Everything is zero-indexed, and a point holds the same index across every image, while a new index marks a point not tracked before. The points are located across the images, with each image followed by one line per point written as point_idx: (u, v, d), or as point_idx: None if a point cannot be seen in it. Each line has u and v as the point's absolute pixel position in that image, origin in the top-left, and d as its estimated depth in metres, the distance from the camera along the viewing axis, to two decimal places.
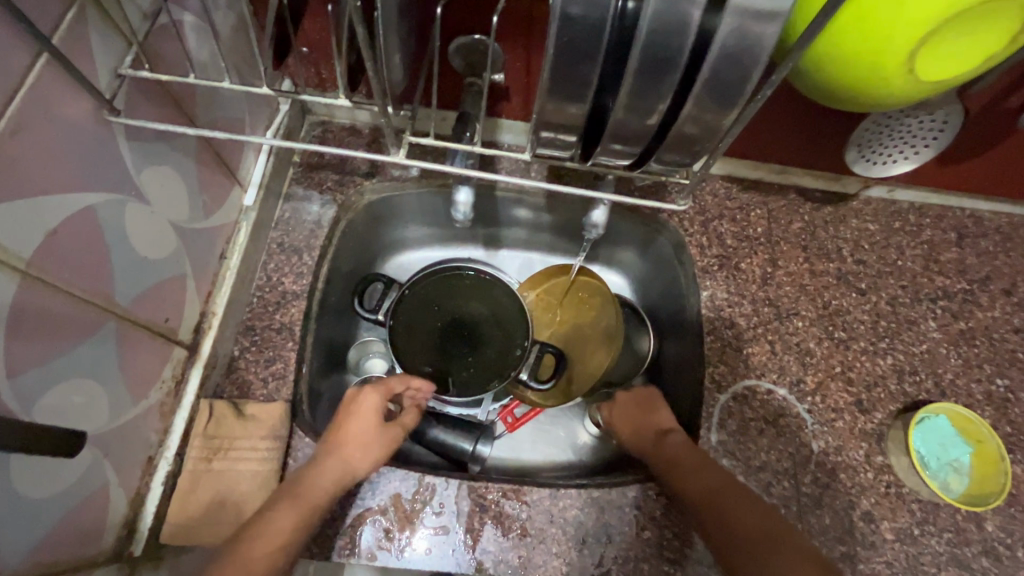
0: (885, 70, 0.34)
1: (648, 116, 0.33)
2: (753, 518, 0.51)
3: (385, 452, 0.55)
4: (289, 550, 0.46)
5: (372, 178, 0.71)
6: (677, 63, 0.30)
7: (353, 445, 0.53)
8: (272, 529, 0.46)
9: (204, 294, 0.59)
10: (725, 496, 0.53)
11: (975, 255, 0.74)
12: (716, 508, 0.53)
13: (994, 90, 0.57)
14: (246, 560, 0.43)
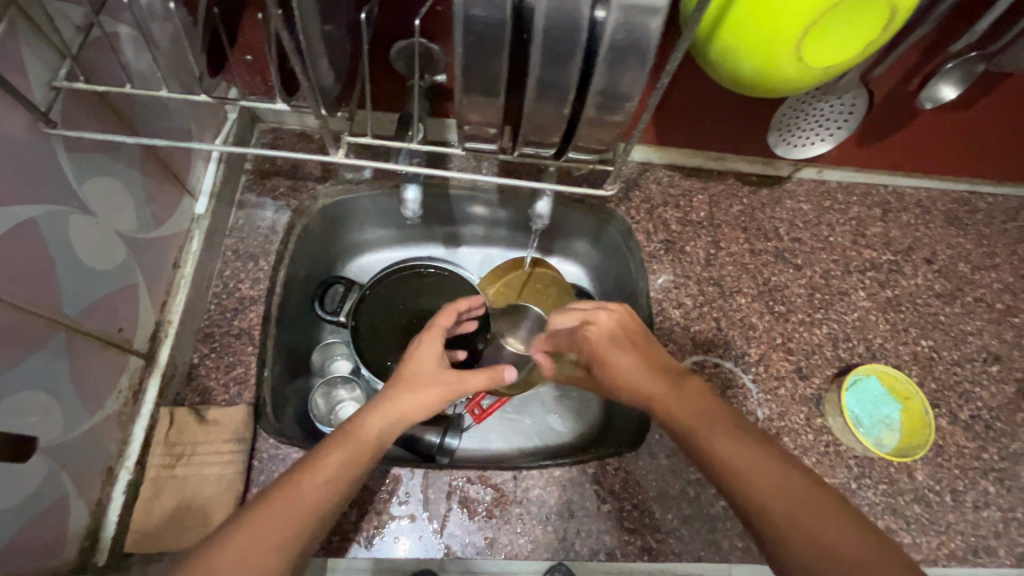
0: (777, 57, 0.38)
1: (562, 108, 0.36)
2: (740, 448, 0.47)
3: (442, 398, 0.54)
4: (336, 492, 0.45)
5: (325, 182, 0.72)
6: (576, 56, 0.32)
7: (404, 387, 0.53)
8: (322, 467, 0.45)
9: (159, 304, 0.59)
10: (712, 427, 0.49)
11: (898, 228, 0.80)
12: (701, 440, 0.49)
13: (897, 73, 0.59)
14: (293, 498, 0.43)
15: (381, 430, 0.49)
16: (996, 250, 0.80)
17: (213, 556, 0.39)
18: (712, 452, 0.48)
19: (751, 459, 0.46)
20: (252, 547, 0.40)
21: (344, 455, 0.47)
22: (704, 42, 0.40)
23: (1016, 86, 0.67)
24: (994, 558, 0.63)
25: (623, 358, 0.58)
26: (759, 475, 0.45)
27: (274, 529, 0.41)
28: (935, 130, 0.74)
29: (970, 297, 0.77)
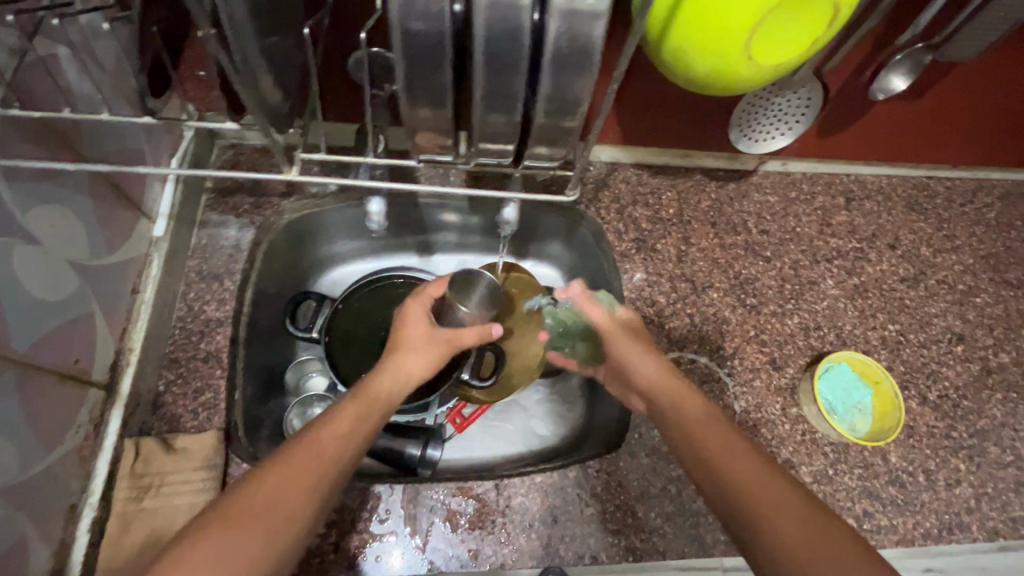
0: (728, 56, 0.38)
1: (513, 114, 0.35)
2: (746, 466, 0.48)
3: (440, 355, 0.59)
4: (358, 439, 0.47)
5: (289, 198, 0.71)
6: (521, 63, 0.32)
7: (405, 351, 0.57)
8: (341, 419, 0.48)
9: (118, 331, 0.57)
10: (722, 444, 0.50)
11: (862, 215, 0.82)
12: (710, 451, 0.50)
13: (849, 67, 0.60)
14: (317, 443, 0.45)
15: (391, 389, 0.54)
16: (955, 232, 0.82)
17: (249, 496, 0.41)
18: (717, 464, 0.49)
19: (756, 478, 0.47)
20: (286, 487, 0.42)
21: (361, 411, 0.50)
22: (657, 42, 0.41)
23: (963, 74, 0.69)
24: (968, 534, 0.65)
25: (643, 362, 0.60)
26: (761, 495, 0.45)
27: (304, 471, 0.43)
28: (890, 119, 0.76)
29: (933, 280, 0.79)
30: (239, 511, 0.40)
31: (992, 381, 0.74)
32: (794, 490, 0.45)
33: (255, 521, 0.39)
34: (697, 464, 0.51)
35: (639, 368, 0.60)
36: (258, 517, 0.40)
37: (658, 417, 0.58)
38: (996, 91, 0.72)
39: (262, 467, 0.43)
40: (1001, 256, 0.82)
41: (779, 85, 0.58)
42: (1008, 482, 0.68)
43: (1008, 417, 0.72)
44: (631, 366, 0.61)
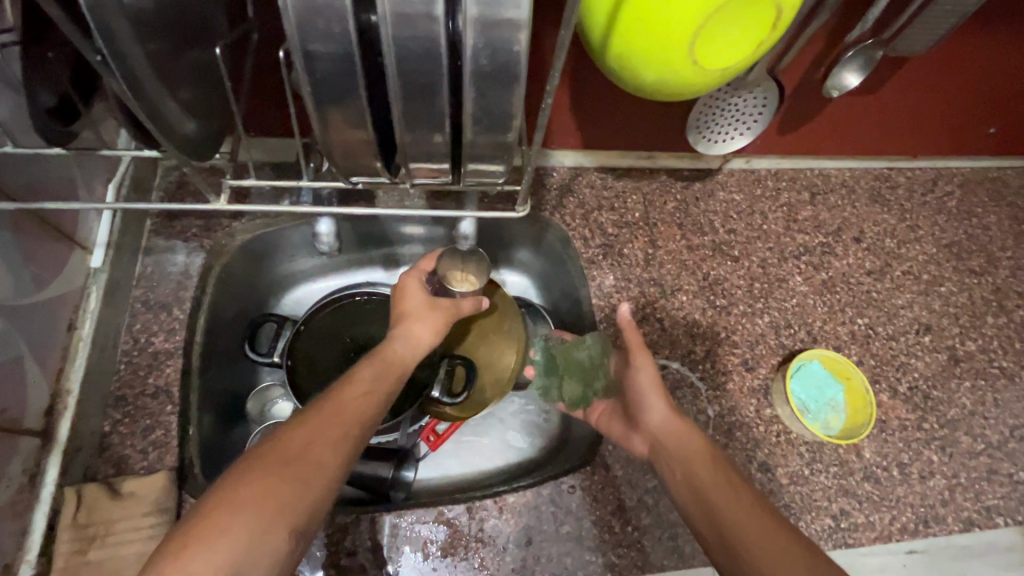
0: (672, 60, 0.37)
1: (439, 133, 0.33)
2: (751, 518, 0.50)
3: (442, 323, 0.60)
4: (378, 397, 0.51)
5: (240, 218, 0.67)
6: (441, 78, 0.30)
7: (411, 318, 0.59)
8: (360, 380, 0.51)
9: (54, 372, 0.54)
10: (727, 496, 0.52)
11: (827, 209, 0.82)
12: (713, 499, 0.52)
13: (804, 65, 0.60)
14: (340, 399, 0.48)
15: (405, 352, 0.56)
16: (918, 222, 0.83)
17: (283, 445, 0.43)
18: (724, 515, 0.51)
19: (761, 530, 0.49)
20: (318, 434, 0.44)
21: (378, 372, 0.53)
22: (600, 46, 0.39)
23: (917, 66, 0.69)
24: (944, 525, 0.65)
25: (657, 401, 0.59)
26: (766, 548, 0.47)
27: (333, 422, 0.46)
28: (849, 114, 0.76)
29: (898, 272, 0.79)
30: (273, 457, 0.42)
31: (960, 369, 0.74)
32: (798, 543, 0.48)
33: (292, 464, 0.42)
34: (699, 513, 0.53)
35: (651, 406, 0.59)
36: (295, 460, 0.42)
37: (655, 458, 0.58)
38: (950, 82, 0.72)
39: (292, 422, 0.45)
40: (963, 244, 0.83)
41: (734, 85, 0.57)
42: (980, 470, 0.68)
43: (977, 405, 0.72)
44: (642, 404, 0.60)
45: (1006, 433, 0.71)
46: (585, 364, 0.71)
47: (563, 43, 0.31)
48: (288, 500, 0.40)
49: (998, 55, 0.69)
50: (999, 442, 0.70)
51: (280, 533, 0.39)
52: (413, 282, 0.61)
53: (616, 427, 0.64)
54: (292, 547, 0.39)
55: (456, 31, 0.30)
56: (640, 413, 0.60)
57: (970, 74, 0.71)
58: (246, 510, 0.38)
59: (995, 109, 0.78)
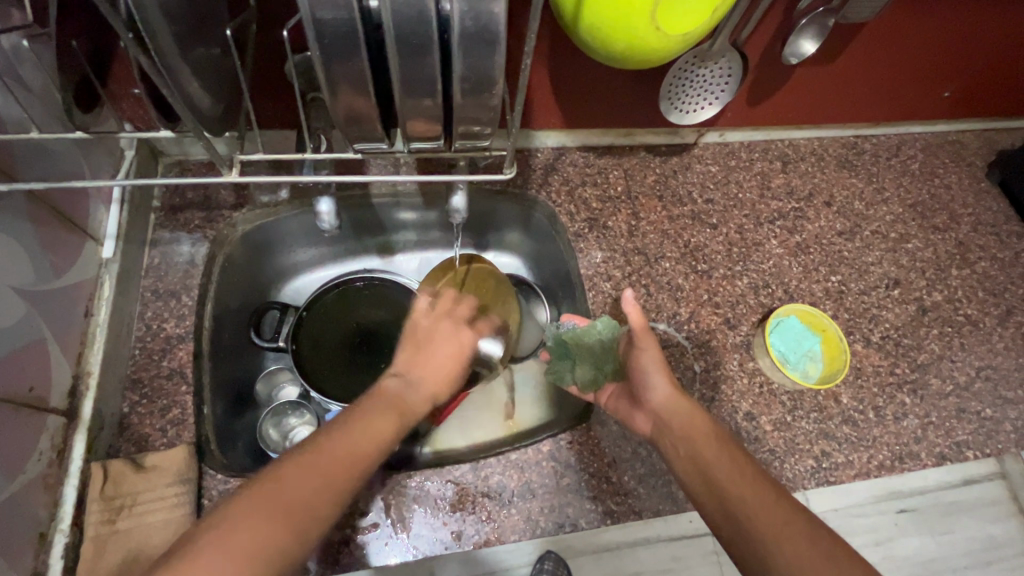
0: (636, 29, 0.41)
1: (428, 98, 0.37)
2: (755, 494, 0.50)
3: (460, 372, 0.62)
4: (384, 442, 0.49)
5: (241, 209, 0.70)
6: (432, 43, 0.33)
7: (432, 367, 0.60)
8: (372, 422, 0.50)
9: (74, 356, 0.57)
10: (733, 472, 0.52)
11: (798, 176, 0.86)
12: (717, 476, 0.52)
13: (764, 38, 0.64)
14: (352, 436, 0.47)
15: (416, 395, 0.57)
16: (884, 185, 0.88)
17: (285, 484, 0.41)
18: (729, 490, 0.51)
19: (766, 505, 0.49)
20: (325, 478, 0.43)
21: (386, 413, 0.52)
22: (573, 19, 0.43)
23: (872, 34, 0.73)
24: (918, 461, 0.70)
25: (659, 379, 0.60)
26: (770, 522, 0.47)
27: (335, 463, 0.44)
28: (813, 84, 0.80)
29: (867, 232, 0.84)
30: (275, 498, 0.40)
31: (928, 318, 0.79)
32: (803, 521, 0.47)
33: (294, 511, 0.40)
34: (703, 489, 0.53)
35: (653, 385, 0.60)
36: (295, 506, 0.40)
37: (659, 436, 0.59)
38: (905, 48, 0.77)
39: (298, 453, 0.44)
40: (926, 203, 0.88)
41: (701, 57, 0.61)
42: (950, 409, 0.73)
43: (945, 349, 0.77)
44: (646, 381, 0.61)
45: (973, 373, 0.76)
46: (596, 348, 0.66)
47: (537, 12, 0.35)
48: (282, 542, 0.38)
49: (948, 19, 0.73)
50: (967, 382, 0.75)
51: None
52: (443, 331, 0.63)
53: (623, 406, 0.64)
54: None
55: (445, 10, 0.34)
56: (646, 391, 0.61)
57: (923, 39, 0.76)
58: (227, 546, 0.36)
59: (950, 73, 0.83)
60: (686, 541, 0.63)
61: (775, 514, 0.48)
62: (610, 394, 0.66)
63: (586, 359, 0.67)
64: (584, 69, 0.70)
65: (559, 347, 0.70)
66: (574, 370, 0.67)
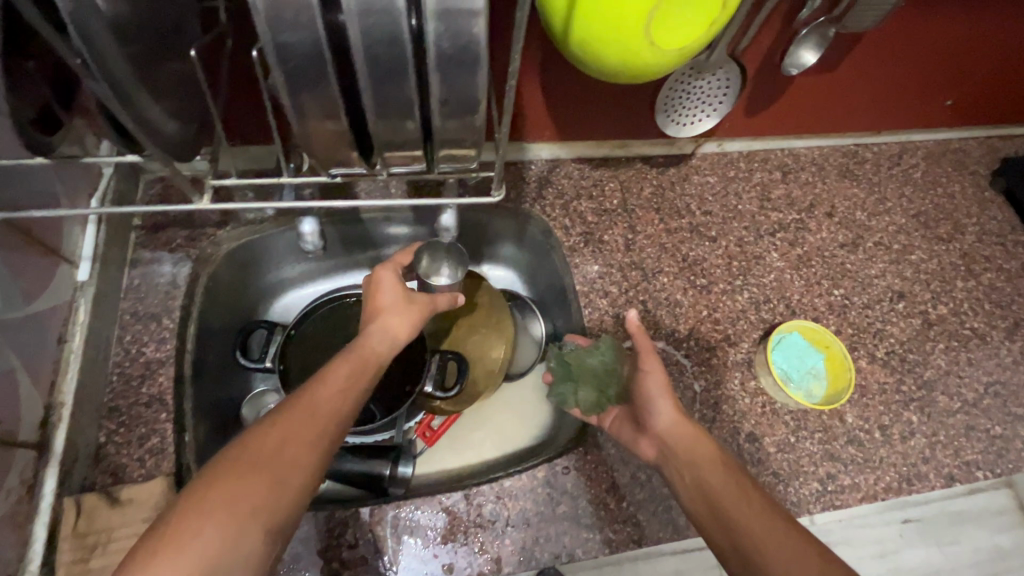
0: (629, 44, 0.39)
1: (408, 120, 0.35)
2: (763, 524, 0.48)
3: (421, 316, 0.58)
4: (351, 395, 0.48)
5: (226, 227, 0.68)
6: (407, 64, 0.31)
7: (389, 311, 0.56)
8: (336, 378, 0.49)
9: (46, 386, 0.55)
10: (738, 501, 0.50)
11: (799, 187, 0.84)
12: (723, 505, 0.51)
13: (763, 49, 0.62)
14: (316, 397, 0.46)
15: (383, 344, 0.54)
16: (886, 195, 0.86)
17: (250, 454, 0.41)
18: (735, 520, 0.49)
19: (773, 535, 0.47)
20: (289, 440, 0.43)
21: (353, 368, 0.50)
22: (563, 33, 0.41)
23: (873, 42, 0.71)
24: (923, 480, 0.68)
25: (662, 404, 0.58)
26: (778, 553, 0.46)
27: (300, 428, 0.44)
28: (814, 93, 0.78)
29: (870, 243, 0.82)
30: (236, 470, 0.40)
31: (934, 332, 0.77)
32: (809, 548, 0.46)
33: (262, 470, 0.41)
34: (708, 517, 0.51)
35: (655, 408, 0.58)
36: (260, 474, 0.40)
37: (662, 461, 0.57)
38: (907, 56, 0.75)
39: (261, 422, 0.44)
40: (930, 213, 0.86)
41: (697, 68, 0.59)
42: (958, 427, 0.71)
43: (952, 365, 0.75)
44: (648, 407, 0.59)
45: (981, 390, 0.74)
46: (598, 370, 0.66)
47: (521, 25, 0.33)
48: (259, 508, 0.39)
49: (950, 26, 0.71)
50: (975, 399, 0.73)
51: (255, 534, 0.38)
52: (388, 274, 0.58)
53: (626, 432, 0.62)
54: (269, 548, 0.39)
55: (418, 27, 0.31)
56: (648, 415, 0.58)
57: (925, 47, 0.74)
58: (204, 515, 0.38)
59: (952, 81, 0.81)
60: (686, 553, 0.62)
61: (785, 547, 0.46)
62: (613, 417, 0.64)
63: (589, 382, 0.66)
64: (577, 80, 0.68)
65: (562, 367, 0.70)
66: (577, 391, 0.66)
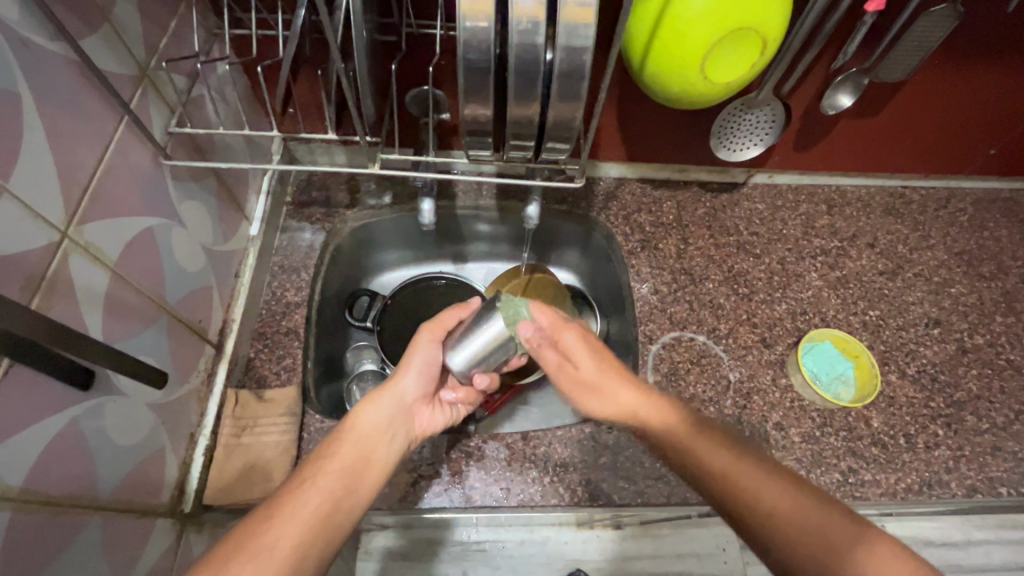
0: (687, 78, 0.53)
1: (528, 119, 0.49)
2: (761, 486, 0.47)
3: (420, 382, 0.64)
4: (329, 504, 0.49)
5: (353, 208, 0.86)
6: (538, 79, 0.44)
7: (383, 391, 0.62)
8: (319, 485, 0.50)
9: (225, 305, 0.72)
10: (742, 469, 0.49)
11: (843, 219, 0.93)
12: (725, 478, 0.49)
13: (809, 92, 0.74)
14: (293, 509, 0.47)
15: (366, 429, 0.58)
16: (930, 233, 0.93)
17: None
18: (744, 491, 0.47)
19: (777, 498, 0.46)
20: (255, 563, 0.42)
21: (309, 472, 0.51)
22: (639, 69, 0.56)
23: (915, 93, 0.81)
24: (984, 536, 0.74)
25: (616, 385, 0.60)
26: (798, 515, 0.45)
27: (270, 549, 0.44)
28: (859, 134, 0.88)
29: (910, 273, 0.89)
30: None
31: (967, 358, 0.82)
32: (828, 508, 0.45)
33: None
34: (712, 496, 0.50)
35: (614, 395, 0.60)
36: None
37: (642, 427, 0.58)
38: (950, 107, 0.83)
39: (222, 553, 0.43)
40: (973, 252, 0.92)
41: (748, 104, 0.72)
42: (985, 446, 0.76)
43: (984, 390, 0.80)
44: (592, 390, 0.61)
45: (1012, 416, 0.78)
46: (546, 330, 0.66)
47: (610, 69, 0.45)
48: None
49: (991, 84, 0.79)
50: (1005, 423, 0.77)
51: None
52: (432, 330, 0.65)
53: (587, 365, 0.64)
54: None
55: (550, 62, 0.44)
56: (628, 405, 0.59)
57: (968, 99, 0.82)
58: None
59: (996, 133, 0.88)
60: None
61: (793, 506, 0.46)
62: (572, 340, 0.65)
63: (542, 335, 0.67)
64: (646, 113, 0.82)
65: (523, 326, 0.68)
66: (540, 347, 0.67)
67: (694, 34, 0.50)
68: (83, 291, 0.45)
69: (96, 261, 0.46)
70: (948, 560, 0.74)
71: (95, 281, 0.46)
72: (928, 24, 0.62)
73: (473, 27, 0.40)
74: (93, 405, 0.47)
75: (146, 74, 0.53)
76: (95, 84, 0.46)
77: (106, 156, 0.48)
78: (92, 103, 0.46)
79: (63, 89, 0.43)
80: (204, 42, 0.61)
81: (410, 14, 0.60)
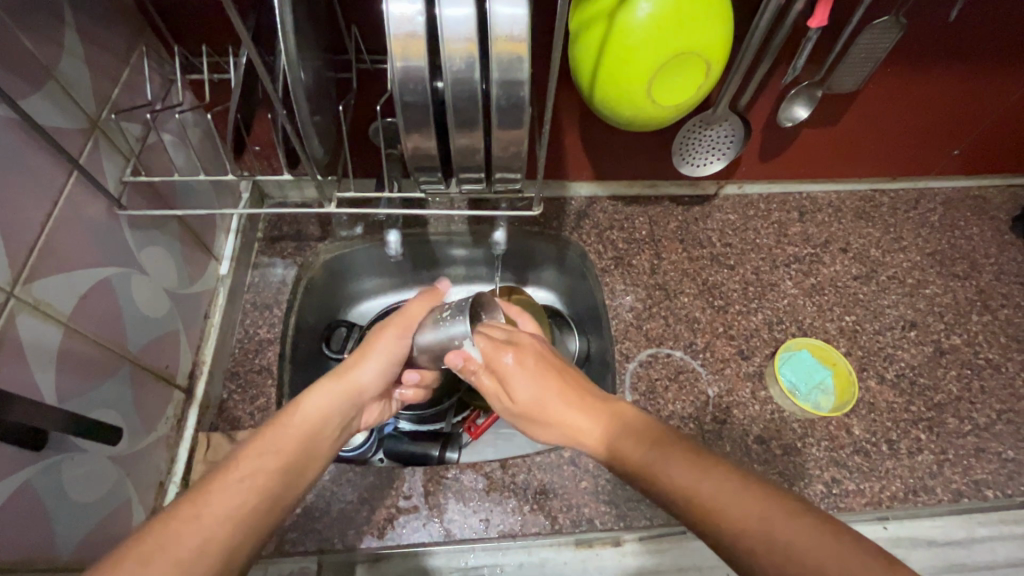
0: (635, 102, 0.54)
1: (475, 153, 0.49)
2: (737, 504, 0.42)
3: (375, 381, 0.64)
4: (264, 488, 0.46)
5: (325, 241, 0.84)
6: (477, 115, 0.44)
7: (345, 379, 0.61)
8: (249, 468, 0.47)
9: (195, 347, 0.71)
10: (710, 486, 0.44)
11: (815, 225, 0.93)
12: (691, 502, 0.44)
13: (768, 105, 0.75)
14: (211, 499, 0.43)
15: (313, 419, 0.56)
16: (902, 235, 0.93)
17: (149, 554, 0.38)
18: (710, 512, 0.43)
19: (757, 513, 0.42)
20: (179, 543, 0.39)
21: (264, 464, 0.48)
22: (589, 95, 0.56)
23: (874, 99, 0.82)
24: (989, 533, 0.72)
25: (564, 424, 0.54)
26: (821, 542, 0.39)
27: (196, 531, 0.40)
28: (823, 142, 0.88)
29: (884, 276, 0.89)
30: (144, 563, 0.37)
31: (946, 359, 0.82)
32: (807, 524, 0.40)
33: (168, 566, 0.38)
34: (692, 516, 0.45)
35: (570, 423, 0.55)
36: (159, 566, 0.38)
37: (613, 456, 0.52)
38: (909, 110, 0.84)
39: (153, 526, 0.40)
40: (946, 252, 0.92)
41: (706, 120, 0.73)
42: (968, 448, 0.75)
43: (964, 391, 0.79)
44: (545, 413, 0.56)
45: (994, 415, 0.78)
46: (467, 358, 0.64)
47: (551, 101, 0.45)
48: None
49: (947, 86, 0.80)
50: (987, 424, 0.77)
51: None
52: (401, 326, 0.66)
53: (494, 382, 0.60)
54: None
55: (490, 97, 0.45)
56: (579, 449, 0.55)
57: (926, 101, 0.83)
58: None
59: (958, 133, 0.89)
60: None
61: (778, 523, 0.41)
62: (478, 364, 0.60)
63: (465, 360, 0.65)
64: (611, 131, 0.82)
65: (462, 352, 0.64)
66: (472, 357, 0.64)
67: (639, 60, 0.50)
68: (32, 348, 0.45)
69: (46, 318, 0.46)
70: (952, 561, 0.71)
71: (45, 338, 0.46)
72: (873, 34, 0.64)
73: (404, 67, 0.41)
74: (51, 463, 0.47)
75: (96, 126, 0.53)
76: (41, 140, 0.46)
77: (55, 212, 0.48)
78: (39, 161, 0.46)
79: (7, 148, 0.43)
80: (159, 90, 0.62)
81: (362, 50, 0.61)
